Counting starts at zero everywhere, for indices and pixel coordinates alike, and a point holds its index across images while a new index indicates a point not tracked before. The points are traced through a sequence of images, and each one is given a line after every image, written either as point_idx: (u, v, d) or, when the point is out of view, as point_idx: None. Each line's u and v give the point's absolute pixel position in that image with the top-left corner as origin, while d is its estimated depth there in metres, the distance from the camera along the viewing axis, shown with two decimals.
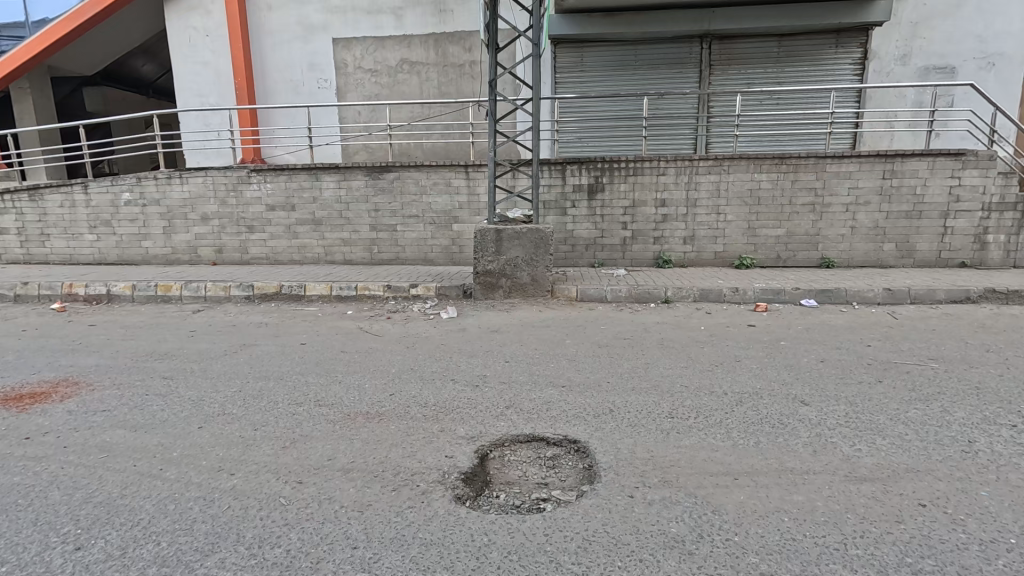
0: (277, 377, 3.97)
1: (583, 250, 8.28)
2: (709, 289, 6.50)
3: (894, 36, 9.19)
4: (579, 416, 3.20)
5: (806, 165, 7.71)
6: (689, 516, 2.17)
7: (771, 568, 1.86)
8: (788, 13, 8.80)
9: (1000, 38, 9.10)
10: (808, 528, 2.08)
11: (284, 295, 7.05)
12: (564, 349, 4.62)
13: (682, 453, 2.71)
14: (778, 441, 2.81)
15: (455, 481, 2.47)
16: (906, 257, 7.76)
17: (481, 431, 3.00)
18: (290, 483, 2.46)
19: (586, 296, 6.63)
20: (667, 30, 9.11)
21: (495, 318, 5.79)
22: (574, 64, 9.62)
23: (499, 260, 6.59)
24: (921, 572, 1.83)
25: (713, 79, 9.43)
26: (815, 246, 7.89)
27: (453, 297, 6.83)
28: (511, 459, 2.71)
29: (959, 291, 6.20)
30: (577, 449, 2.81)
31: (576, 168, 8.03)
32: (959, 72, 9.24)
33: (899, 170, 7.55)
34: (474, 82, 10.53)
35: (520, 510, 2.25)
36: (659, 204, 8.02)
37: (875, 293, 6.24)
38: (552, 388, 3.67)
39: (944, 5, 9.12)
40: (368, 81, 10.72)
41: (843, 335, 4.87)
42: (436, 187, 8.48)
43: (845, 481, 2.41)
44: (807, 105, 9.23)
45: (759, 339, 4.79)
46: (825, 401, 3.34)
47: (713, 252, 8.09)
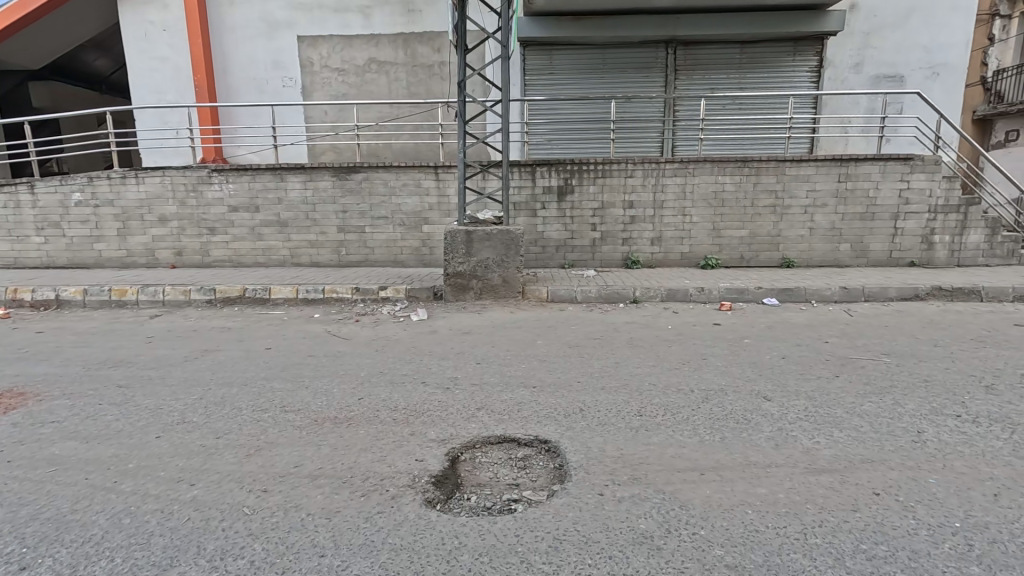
0: (241, 383, 3.85)
1: (553, 251, 8.35)
2: (676, 289, 6.65)
3: (848, 45, 9.60)
4: (550, 416, 3.22)
5: (767, 168, 7.97)
6: (658, 511, 2.21)
7: (736, 560, 1.91)
8: (749, 21, 9.07)
9: (944, 49, 9.62)
10: (771, 519, 2.15)
11: (248, 298, 6.85)
12: (535, 350, 4.65)
13: (651, 450, 2.75)
14: (743, 437, 2.89)
15: (425, 484, 2.45)
16: (861, 256, 8.12)
17: (452, 434, 2.98)
18: (255, 491, 2.39)
19: (556, 297, 6.69)
20: (634, 35, 9.27)
21: (466, 320, 5.78)
22: (544, 67, 9.69)
23: (469, 261, 6.57)
24: (875, 558, 1.91)
25: (679, 84, 9.65)
26: (776, 246, 8.17)
27: (423, 299, 6.77)
28: (483, 460, 2.70)
29: (909, 289, 6.52)
30: (548, 449, 2.82)
31: (546, 169, 8.09)
32: (907, 81, 9.73)
33: (853, 173, 7.89)
34: (444, 83, 10.48)
35: (491, 512, 2.24)
36: (628, 206, 8.15)
37: (832, 292, 6.49)
38: (524, 389, 3.68)
39: (892, 17, 9.58)
40: (335, 80, 10.53)
41: (803, 332, 5.05)
42: (406, 188, 8.39)
43: (805, 473, 2.50)
44: (767, 110, 9.56)
45: (723, 338, 4.92)
46: (786, 397, 3.45)
47: (680, 252, 8.27)
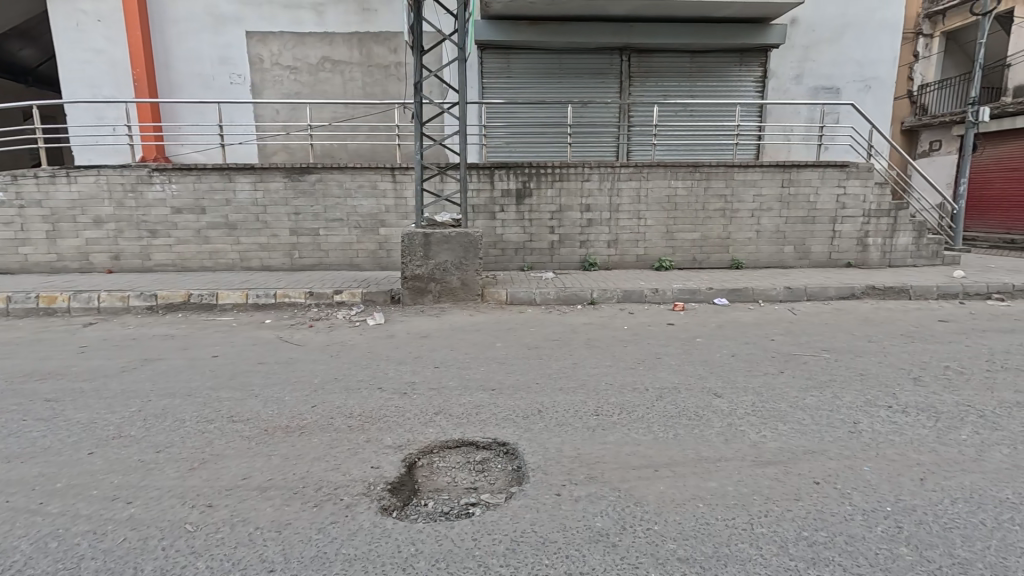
0: (184, 393, 3.66)
1: (512, 254, 8.38)
2: (632, 290, 6.81)
3: (789, 58, 10.12)
4: (509, 418, 3.22)
5: (717, 174, 8.29)
6: (613, 509, 2.25)
7: (687, 553, 1.97)
8: (698, 31, 9.41)
9: (875, 64, 10.30)
10: (721, 512, 2.22)
11: (193, 304, 6.53)
12: (495, 352, 4.65)
13: (607, 449, 2.80)
14: (695, 433, 2.98)
15: (380, 491, 2.40)
16: (804, 257, 8.55)
17: (408, 439, 2.93)
18: (199, 507, 2.28)
19: (515, 299, 6.72)
20: (589, 41, 9.44)
21: (424, 323, 5.72)
22: (501, 70, 9.73)
23: (427, 264, 6.50)
24: (815, 543, 2.01)
25: (633, 91, 9.91)
26: (725, 248, 8.50)
27: (380, 303, 6.64)
28: (440, 466, 2.67)
29: (846, 289, 6.93)
30: (506, 451, 2.83)
31: (504, 172, 8.11)
32: (843, 93, 10.35)
33: (795, 179, 8.32)
34: (401, 83, 10.35)
35: (449, 516, 2.22)
36: (585, 209, 8.28)
37: (777, 292, 6.81)
38: (482, 392, 3.66)
39: (829, 32, 10.16)
40: (287, 78, 10.21)
41: (751, 331, 5.26)
42: (362, 189, 8.22)
43: (752, 466, 2.60)
44: (716, 117, 9.94)
45: (678, 337, 5.07)
46: (735, 393, 3.59)
47: (635, 255, 8.47)
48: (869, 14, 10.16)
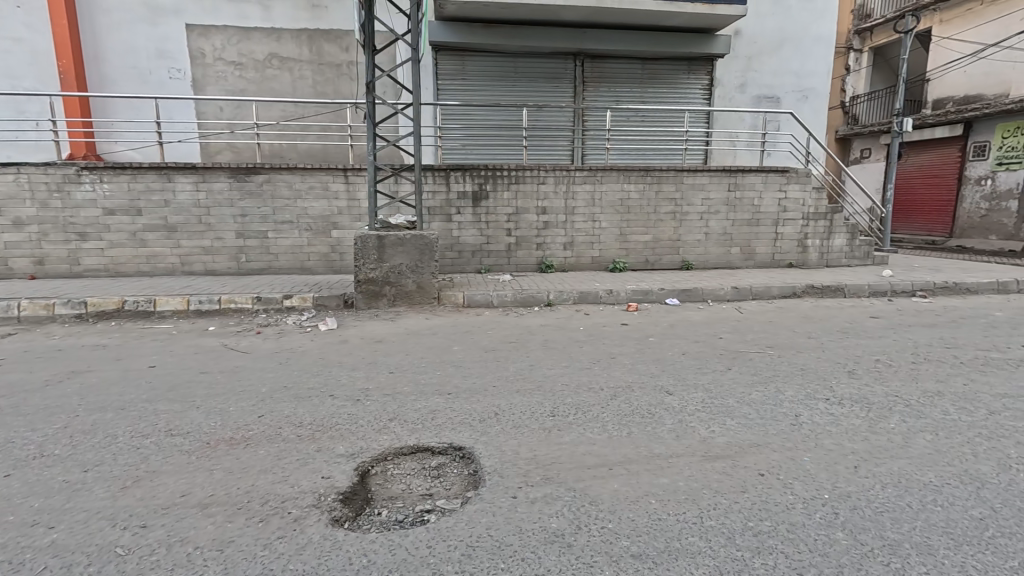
0: (116, 407, 3.42)
1: (469, 256, 8.34)
2: (587, 291, 6.91)
3: (733, 68, 10.56)
4: (465, 422, 3.19)
5: (667, 177, 8.55)
6: (569, 509, 2.27)
7: (640, 549, 2.00)
8: (648, 39, 9.68)
9: (811, 76, 10.91)
10: (672, 507, 2.28)
11: (128, 312, 6.15)
12: (452, 356, 4.60)
13: (564, 449, 2.83)
14: (648, 431, 3.04)
15: (331, 502, 2.33)
16: (749, 258, 8.93)
17: (362, 448, 2.85)
18: (131, 529, 2.13)
19: (473, 302, 6.68)
20: (543, 46, 9.54)
21: (379, 327, 5.60)
22: (457, 72, 9.70)
23: (381, 267, 6.38)
24: (760, 533, 2.09)
25: (587, 95, 10.08)
26: (677, 250, 8.77)
27: (332, 307, 6.46)
28: (395, 473, 2.61)
29: (788, 288, 7.29)
30: (462, 455, 2.80)
31: (460, 175, 8.07)
32: (783, 102, 10.89)
33: (740, 183, 8.69)
34: (353, 83, 10.12)
35: (403, 525, 2.17)
36: (541, 212, 8.35)
37: (725, 291, 7.09)
38: (438, 397, 3.61)
39: (770, 44, 10.67)
40: (231, 74, 9.79)
41: (701, 330, 5.45)
42: (313, 191, 7.97)
43: (702, 460, 2.69)
44: (666, 123, 10.25)
45: (632, 337, 5.17)
46: (685, 390, 3.70)
47: (590, 257, 8.61)
48: (805, 28, 10.74)
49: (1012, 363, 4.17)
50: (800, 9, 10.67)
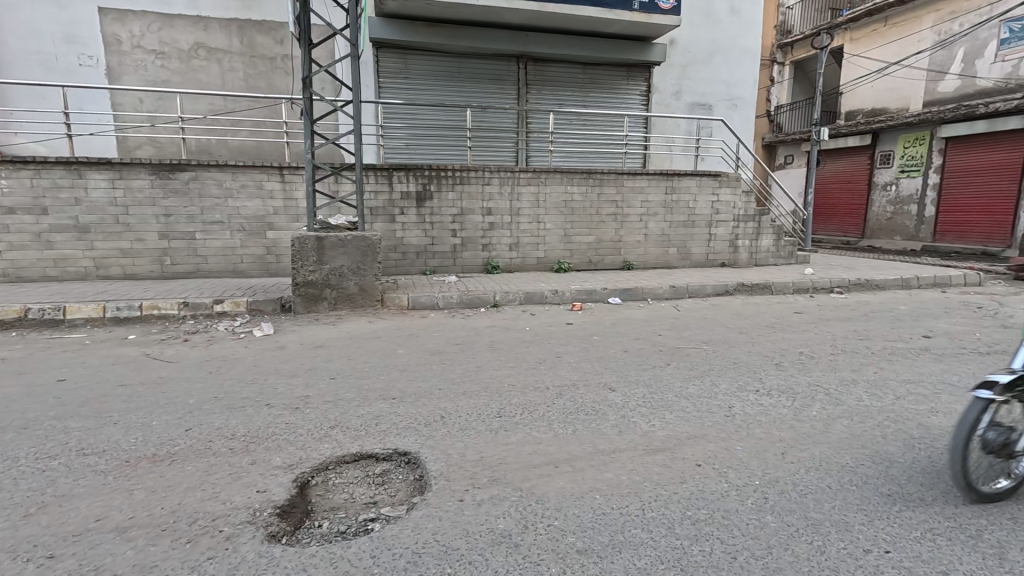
0: (17, 427, 3.09)
1: (413, 258, 8.21)
2: (533, 292, 6.97)
3: (669, 76, 11.02)
4: (410, 427, 3.13)
5: (609, 181, 8.78)
6: (515, 509, 2.27)
7: (585, 544, 2.04)
8: (589, 44, 9.91)
9: (740, 85, 11.54)
10: (615, 501, 2.33)
11: (33, 321, 5.60)
12: (397, 359, 4.50)
13: (510, 449, 2.84)
14: (592, 427, 3.11)
15: (267, 518, 2.21)
16: (685, 258, 9.33)
17: (300, 458, 2.73)
18: (35, 561, 1.93)
19: (417, 304, 6.56)
20: (486, 47, 9.55)
21: (320, 332, 5.40)
22: (399, 70, 9.53)
23: (321, 270, 6.15)
24: (698, 521, 2.18)
25: (530, 98, 10.20)
26: (618, 250, 9.02)
27: (268, 312, 6.16)
28: (336, 483, 2.52)
29: (721, 286, 7.68)
30: (407, 460, 2.75)
31: (403, 175, 7.93)
32: (715, 109, 11.46)
33: (677, 187, 9.07)
34: (288, 77, 9.70)
35: (346, 536, 2.10)
36: (486, 213, 8.35)
37: (663, 289, 7.39)
38: (382, 402, 3.52)
39: (702, 54, 11.20)
40: (152, 64, 9.12)
41: (642, 327, 5.65)
42: (245, 189, 7.56)
43: (643, 454, 2.78)
44: (607, 126, 10.53)
45: (577, 336, 5.27)
46: (627, 386, 3.82)
47: (536, 258, 8.71)
48: (734, 41, 11.36)
49: (914, 352, 4.60)
50: (728, 22, 11.27)
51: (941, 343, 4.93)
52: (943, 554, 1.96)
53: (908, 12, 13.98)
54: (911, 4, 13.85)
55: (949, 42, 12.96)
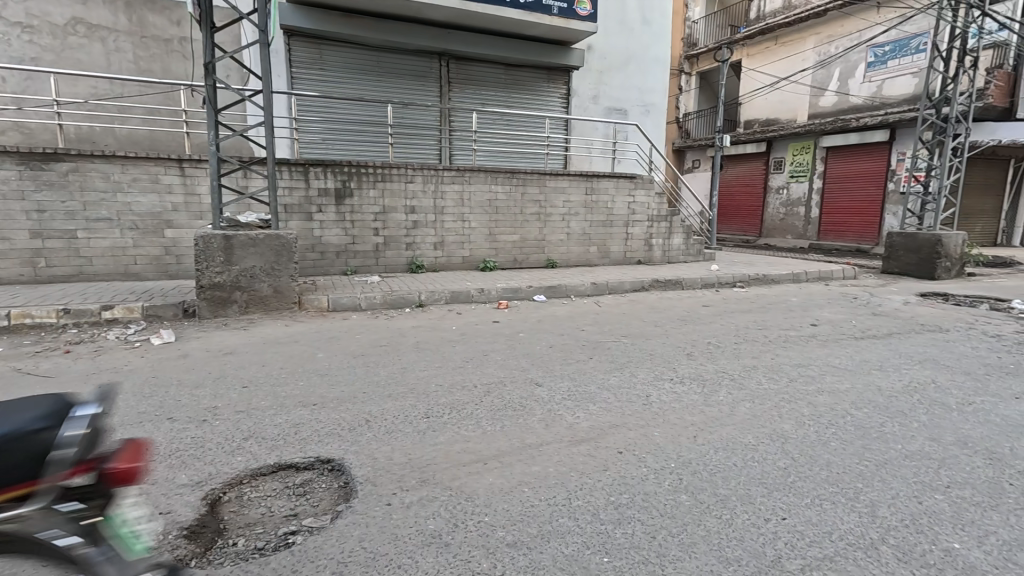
0: None
1: (333, 258, 7.87)
2: (459, 290, 6.95)
3: (586, 80, 11.41)
4: (332, 433, 3.00)
5: (532, 181, 8.95)
6: (445, 508, 2.26)
7: (515, 537, 2.07)
8: (509, 46, 10.04)
9: (652, 92, 12.14)
10: (542, 492, 2.40)
11: None
12: (317, 364, 4.29)
13: (438, 449, 2.81)
14: (519, 423, 3.16)
15: (173, 540, 2.02)
16: (605, 256, 9.71)
17: (209, 474, 2.53)
18: None
19: (338, 306, 6.30)
20: (405, 42, 9.36)
21: (230, 338, 5.03)
22: (312, 60, 9.09)
23: (229, 271, 5.72)
24: (620, 505, 2.30)
25: (452, 96, 10.13)
26: (542, 249, 9.21)
27: (168, 318, 5.63)
28: (252, 497, 2.36)
29: (639, 282, 8.10)
30: (331, 468, 2.64)
31: (320, 170, 7.59)
32: (630, 114, 12.00)
33: (596, 188, 9.42)
34: (187, 63, 8.94)
35: (264, 552, 1.97)
36: (409, 211, 8.19)
37: (585, 287, 7.65)
38: (302, 409, 3.35)
39: (617, 61, 11.68)
40: (17, 38, 8.01)
41: (566, 323, 5.83)
42: (137, 183, 6.86)
43: (569, 445, 2.87)
44: (528, 127, 10.72)
45: (503, 333, 5.36)
46: (552, 380, 3.94)
47: (461, 257, 8.68)
48: (646, 50, 11.95)
49: (804, 339, 5.13)
50: (641, 31, 11.85)
51: (825, 329, 5.55)
52: (829, 517, 2.20)
53: (795, 33, 15.54)
54: (797, 26, 15.39)
55: (827, 62, 14.55)
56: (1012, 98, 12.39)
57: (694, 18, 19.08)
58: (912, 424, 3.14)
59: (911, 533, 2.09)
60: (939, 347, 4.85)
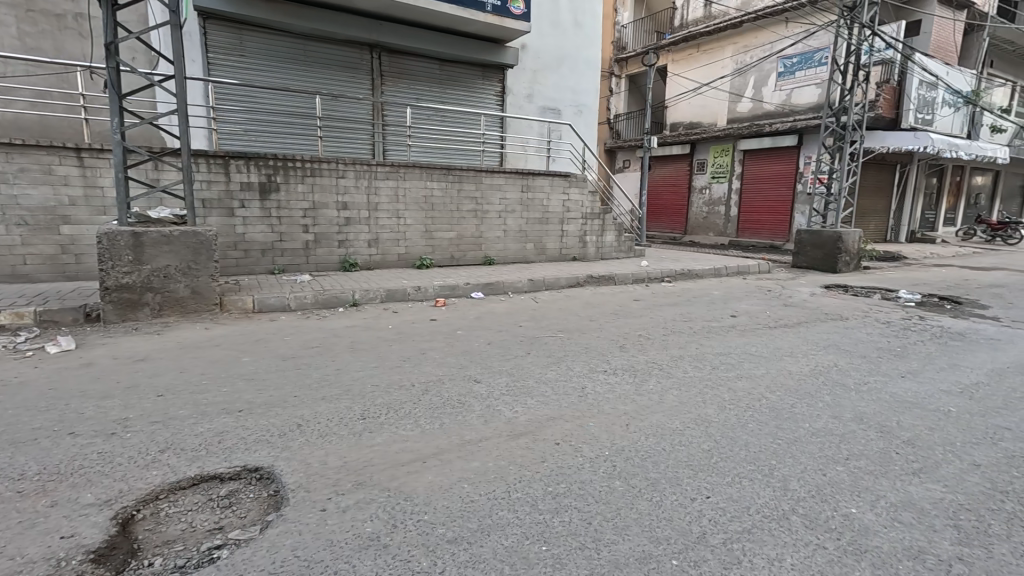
0: None
1: (258, 256, 7.45)
2: (394, 289, 6.79)
3: (521, 79, 11.52)
4: (261, 440, 2.86)
5: (468, 178, 8.92)
6: (383, 510, 2.21)
7: (455, 534, 2.07)
8: (443, 41, 9.94)
9: (584, 93, 12.42)
10: (482, 487, 2.41)
11: None
12: (243, 369, 4.05)
13: (376, 451, 2.75)
14: (458, 420, 3.15)
15: (77, 566, 1.85)
16: (541, 253, 9.86)
17: (120, 491, 2.33)
18: None
19: (264, 306, 5.98)
20: (334, 32, 9.01)
21: (142, 344, 4.64)
22: (232, 46, 8.54)
23: (139, 271, 5.27)
24: (558, 494, 2.36)
25: (384, 90, 9.87)
26: (479, 246, 9.20)
27: (68, 324, 5.10)
28: (170, 513, 2.20)
29: (574, 279, 8.30)
30: (260, 477, 2.51)
31: (243, 163, 7.17)
32: (563, 114, 12.21)
33: (532, 185, 9.56)
34: (84, 42, 8.13)
35: (185, 570, 1.85)
36: (341, 207, 7.91)
37: (522, 283, 7.73)
38: (226, 416, 3.16)
39: (551, 61, 11.87)
40: None
41: (504, 320, 5.88)
42: (26, 174, 6.14)
43: (508, 439, 2.91)
44: (464, 123, 10.66)
45: (441, 331, 5.32)
46: (491, 376, 3.97)
47: (396, 253, 8.49)
48: (578, 51, 12.21)
49: (725, 329, 5.49)
50: (573, 33, 12.11)
51: (743, 320, 5.97)
52: (748, 492, 2.38)
53: (714, 42, 16.50)
54: (716, 35, 16.36)
55: (744, 71, 15.58)
56: (897, 110, 13.89)
57: (623, 22, 19.76)
58: (818, 404, 3.46)
59: (817, 502, 2.31)
60: (840, 334, 5.36)
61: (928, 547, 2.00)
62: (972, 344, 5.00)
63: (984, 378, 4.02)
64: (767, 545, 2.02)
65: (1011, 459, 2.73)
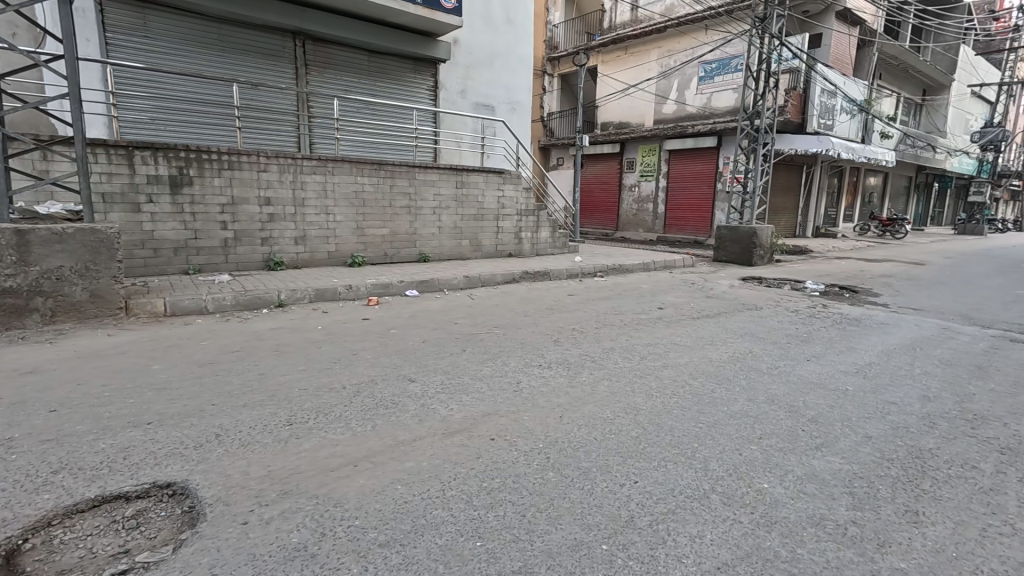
0: None
1: (170, 255, 6.90)
2: (324, 288, 6.53)
3: (454, 74, 11.40)
4: (174, 453, 2.65)
5: (401, 173, 8.73)
6: (310, 518, 2.13)
7: (389, 537, 2.03)
8: (371, 31, 9.64)
9: (518, 91, 12.48)
10: (415, 488, 2.37)
11: None
12: (153, 377, 3.74)
13: (302, 457, 2.63)
14: (391, 421, 3.08)
15: None
16: (477, 249, 9.84)
17: (2, 520, 2.07)
18: None
19: (177, 309, 5.56)
20: (252, 16, 8.48)
21: (31, 354, 4.15)
22: (135, 25, 7.84)
23: (26, 273, 4.71)
24: (493, 489, 2.37)
25: (309, 80, 9.43)
26: (412, 243, 9.03)
27: None
28: (65, 540, 1.99)
29: (510, 275, 8.36)
30: (172, 493, 2.33)
31: (149, 154, 6.61)
32: (497, 110, 12.22)
33: (466, 181, 9.51)
34: None
35: None
36: (263, 203, 7.48)
37: (458, 280, 7.69)
38: (133, 430, 2.90)
39: (484, 57, 11.84)
40: None
41: (439, 318, 5.80)
42: None
43: (442, 438, 2.88)
44: (395, 118, 10.43)
45: (374, 330, 5.18)
46: (426, 374, 3.92)
47: (326, 252, 8.15)
48: (511, 48, 12.25)
49: (653, 321, 5.73)
50: (506, 30, 12.13)
51: (669, 312, 6.25)
52: (673, 475, 2.51)
53: (641, 45, 17.15)
54: (643, 39, 17.02)
55: (668, 74, 16.33)
56: (803, 116, 15.11)
57: (554, 21, 20.10)
58: (735, 388, 3.70)
59: (733, 479, 2.48)
60: (756, 322, 5.75)
61: (829, 514, 2.20)
62: (867, 328, 5.55)
63: (876, 358, 4.47)
64: (689, 523, 2.14)
65: (897, 430, 3.06)
